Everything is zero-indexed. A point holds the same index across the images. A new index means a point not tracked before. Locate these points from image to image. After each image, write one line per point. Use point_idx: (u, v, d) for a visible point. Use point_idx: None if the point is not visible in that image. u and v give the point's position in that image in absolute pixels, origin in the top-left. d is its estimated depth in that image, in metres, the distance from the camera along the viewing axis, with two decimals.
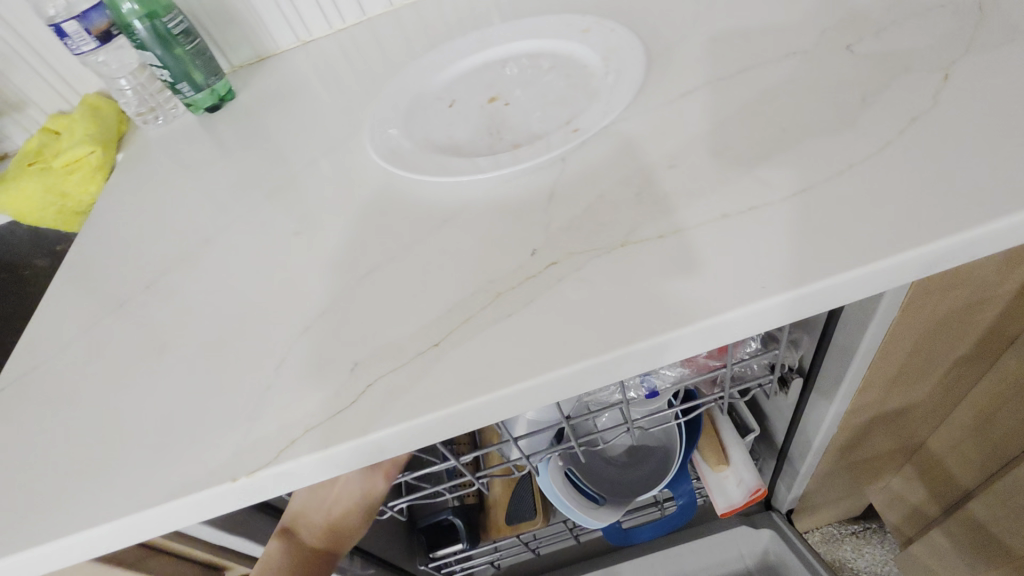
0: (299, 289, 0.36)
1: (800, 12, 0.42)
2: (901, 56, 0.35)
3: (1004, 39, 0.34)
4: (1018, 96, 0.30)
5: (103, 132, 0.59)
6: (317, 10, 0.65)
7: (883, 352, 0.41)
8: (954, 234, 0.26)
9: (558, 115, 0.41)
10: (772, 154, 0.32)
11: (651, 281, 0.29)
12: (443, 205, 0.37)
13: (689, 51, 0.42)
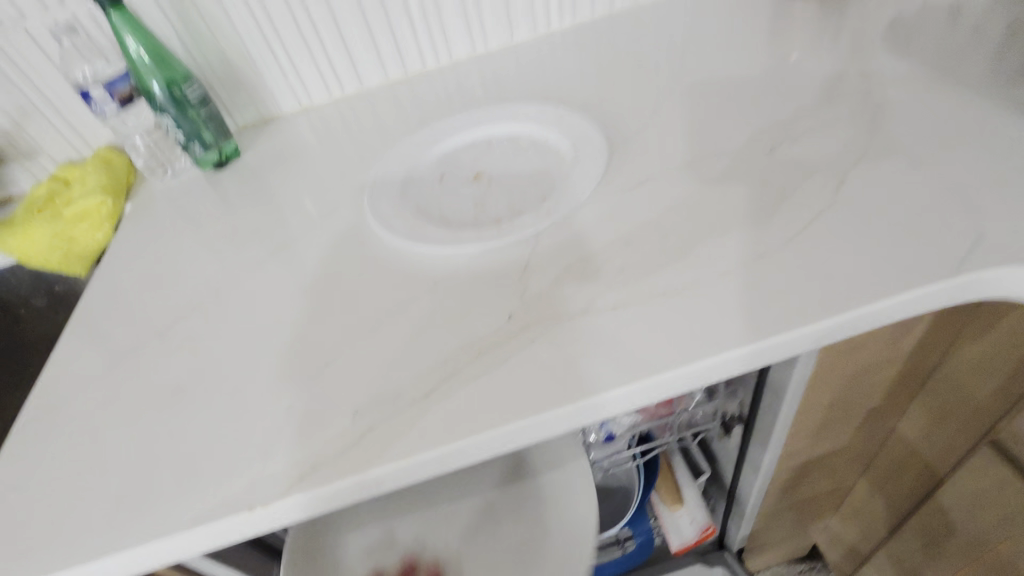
0: (306, 340, 0.41)
1: (733, 117, 0.50)
2: (810, 161, 0.44)
3: (886, 154, 0.42)
4: (893, 202, 0.39)
5: (114, 183, 0.64)
6: (318, 80, 0.73)
7: (805, 405, 0.48)
8: (841, 315, 0.34)
9: (533, 194, 0.48)
10: (706, 240, 0.40)
11: (607, 345, 0.35)
12: (433, 271, 0.43)
13: (642, 144, 0.50)
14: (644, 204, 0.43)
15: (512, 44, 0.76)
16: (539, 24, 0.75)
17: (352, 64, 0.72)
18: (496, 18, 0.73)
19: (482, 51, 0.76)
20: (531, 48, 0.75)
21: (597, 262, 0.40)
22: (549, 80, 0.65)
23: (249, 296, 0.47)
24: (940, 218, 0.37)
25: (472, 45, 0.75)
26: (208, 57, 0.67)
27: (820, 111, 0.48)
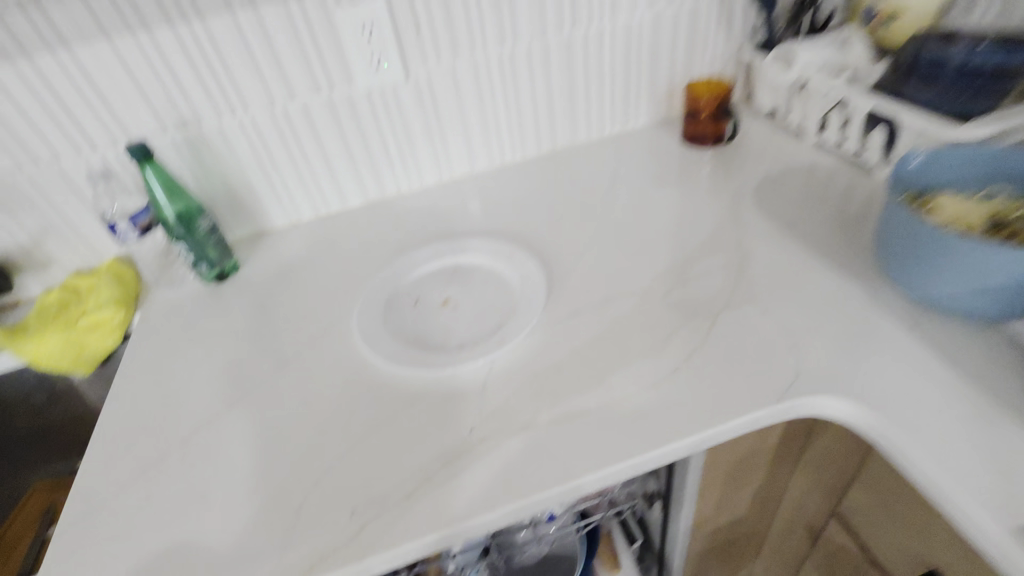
0: (308, 448, 0.52)
1: (642, 260, 0.66)
2: (695, 302, 0.59)
3: (747, 299, 0.58)
4: (748, 340, 0.54)
5: (122, 298, 0.73)
6: (308, 202, 0.85)
7: (704, 487, 0.61)
8: (708, 431, 0.47)
9: (490, 321, 0.62)
10: (618, 368, 0.53)
11: (544, 454, 0.47)
12: (411, 389, 0.55)
13: (574, 280, 0.65)
14: (575, 334, 0.57)
15: (473, 172, 0.92)
16: (496, 158, 0.92)
17: (339, 189, 0.86)
18: (461, 154, 0.89)
19: (449, 177, 0.91)
20: (490, 179, 0.91)
21: (539, 383, 0.53)
22: (505, 216, 0.81)
23: (259, 406, 0.57)
24: (777, 355, 0.52)
25: (441, 172, 0.90)
26: (214, 187, 0.79)
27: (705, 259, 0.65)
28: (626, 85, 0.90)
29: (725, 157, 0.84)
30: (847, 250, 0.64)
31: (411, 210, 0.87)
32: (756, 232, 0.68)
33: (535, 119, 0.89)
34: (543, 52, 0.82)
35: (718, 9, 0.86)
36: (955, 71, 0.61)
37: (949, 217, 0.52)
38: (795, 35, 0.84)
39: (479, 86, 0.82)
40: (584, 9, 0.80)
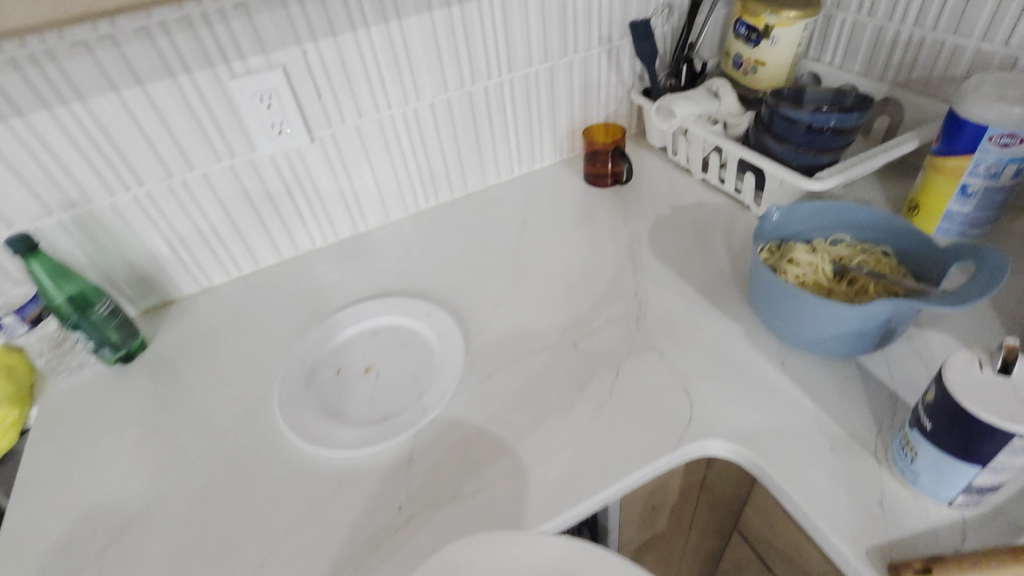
0: (236, 546, 0.52)
1: (553, 312, 0.71)
2: (601, 353, 0.64)
3: (645, 347, 0.64)
4: (648, 389, 0.60)
5: (20, 392, 0.69)
6: (217, 265, 0.83)
7: (623, 518, 0.67)
8: (617, 484, 0.52)
9: (411, 388, 0.64)
10: (535, 428, 0.57)
11: (469, 526, 0.50)
12: (337, 471, 0.56)
13: (490, 338, 0.68)
14: (495, 395, 0.61)
15: (389, 221, 0.93)
16: (410, 206, 0.93)
17: (250, 251, 0.84)
18: (373, 206, 0.90)
19: (364, 229, 0.92)
20: (405, 228, 0.92)
21: (463, 450, 0.56)
22: (423, 269, 0.84)
23: (180, 503, 0.56)
24: (673, 402, 0.58)
25: (356, 225, 0.90)
26: (112, 263, 0.75)
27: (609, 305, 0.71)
28: (529, 131, 0.95)
29: (624, 197, 0.91)
30: (730, 289, 0.72)
31: (328, 266, 0.87)
32: (653, 275, 0.75)
33: (445, 168, 0.92)
34: (447, 107, 0.85)
35: (607, 59, 0.92)
36: (804, 129, 0.70)
37: (803, 268, 0.60)
38: (676, 83, 0.92)
39: (386, 142, 0.84)
40: (483, 66, 0.83)
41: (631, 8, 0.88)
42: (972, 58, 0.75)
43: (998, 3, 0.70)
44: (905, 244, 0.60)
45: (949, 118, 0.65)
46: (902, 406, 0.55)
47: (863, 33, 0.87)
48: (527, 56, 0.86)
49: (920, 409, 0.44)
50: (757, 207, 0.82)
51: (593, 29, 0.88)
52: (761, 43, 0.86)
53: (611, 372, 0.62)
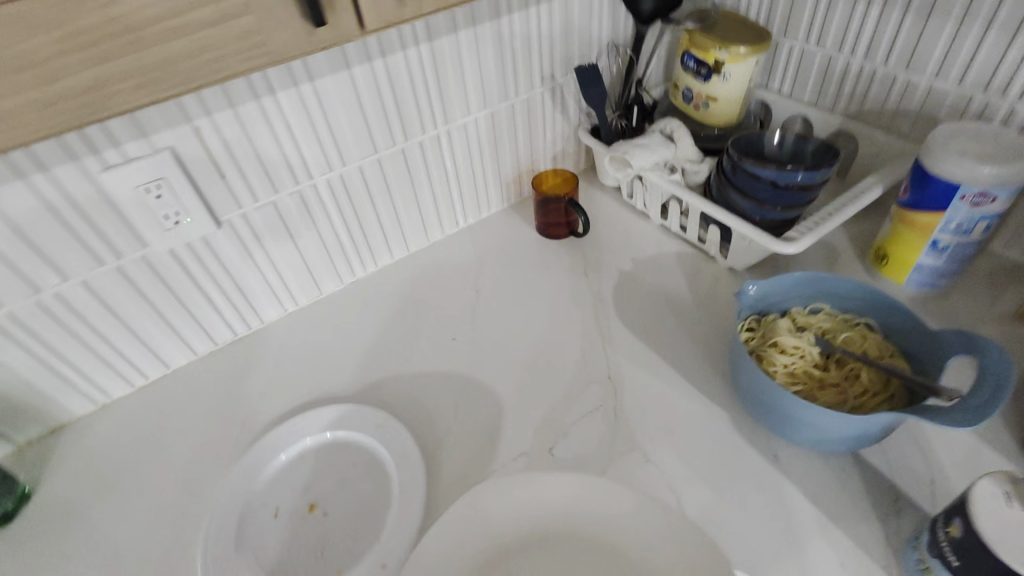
0: None
1: (519, 411, 0.65)
2: (578, 462, 0.59)
3: (624, 451, 0.59)
4: None
5: None
6: (117, 377, 0.70)
7: None
8: None
9: (367, 531, 0.57)
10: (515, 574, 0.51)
11: None
12: None
13: (450, 454, 0.62)
14: None
15: (323, 296, 0.82)
16: (346, 276, 0.82)
17: (158, 356, 0.72)
18: (303, 283, 0.79)
19: (295, 307, 0.80)
20: (344, 302, 0.82)
21: None
22: (371, 355, 0.75)
23: None
24: None
25: (285, 304, 0.79)
26: None
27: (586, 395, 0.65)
28: (473, 181, 0.86)
29: (582, 248, 0.85)
30: (707, 362, 0.68)
31: (258, 360, 0.76)
32: (625, 351, 0.70)
33: (382, 231, 0.81)
34: (379, 169, 0.74)
35: (551, 99, 0.84)
36: (769, 185, 0.66)
37: (789, 354, 0.56)
38: (626, 123, 0.84)
39: (311, 216, 0.72)
40: (416, 121, 0.73)
41: (572, 44, 0.80)
42: (925, 95, 0.72)
43: (950, 42, 0.67)
44: (890, 320, 0.57)
45: (917, 172, 0.62)
46: (905, 500, 0.53)
47: (811, 63, 0.83)
48: (464, 105, 0.76)
49: (942, 542, 0.43)
50: (723, 258, 0.77)
51: (534, 69, 0.79)
52: (712, 78, 0.80)
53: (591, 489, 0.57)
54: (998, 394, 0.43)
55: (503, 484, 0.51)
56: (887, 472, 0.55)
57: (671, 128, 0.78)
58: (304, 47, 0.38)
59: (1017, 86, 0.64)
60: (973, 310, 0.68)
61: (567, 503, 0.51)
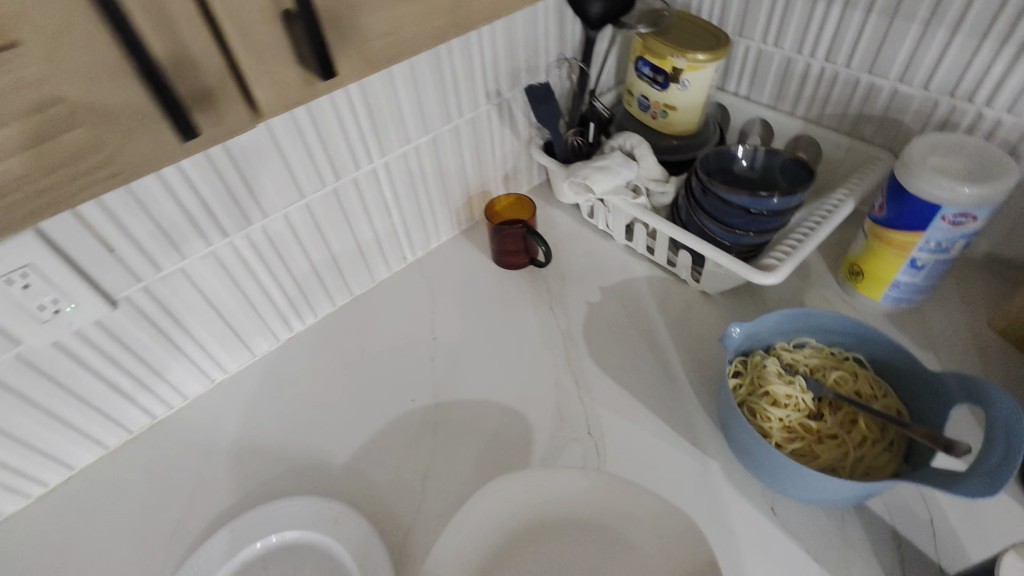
0: None
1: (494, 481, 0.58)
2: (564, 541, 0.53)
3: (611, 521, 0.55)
4: None
5: None
6: (8, 491, 0.59)
7: None
8: None
9: None
10: None
11: None
12: None
13: (422, 543, 0.55)
14: None
15: (256, 357, 0.72)
16: (281, 333, 0.73)
17: (59, 457, 0.60)
18: (230, 348, 0.68)
19: (223, 375, 0.70)
20: (282, 362, 0.72)
21: None
22: (320, 424, 0.66)
23: None
24: None
25: (211, 375, 0.68)
26: None
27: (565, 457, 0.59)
28: (418, 212, 0.77)
29: (544, 278, 0.78)
30: (690, 403, 0.63)
31: (185, 446, 0.65)
32: (603, 398, 0.64)
33: (318, 280, 0.72)
34: (307, 215, 0.64)
35: (498, 116, 0.76)
36: (742, 211, 0.60)
37: (783, 407, 0.52)
38: (582, 139, 0.78)
39: (231, 277, 0.62)
40: (346, 156, 0.63)
41: (518, 55, 0.72)
42: (889, 99, 0.69)
43: (916, 44, 0.63)
44: (880, 355, 0.54)
45: (895, 189, 0.58)
46: (907, 545, 0.51)
47: (769, 64, 0.78)
48: (401, 133, 0.67)
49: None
50: (695, 282, 0.73)
51: (476, 86, 0.70)
52: (669, 87, 0.74)
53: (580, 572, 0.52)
54: (1013, 456, 0.40)
55: (514, 483, 0.53)
56: (887, 516, 0.52)
57: (631, 144, 0.72)
58: (161, 161, 0.33)
59: (984, 91, 0.61)
60: (947, 321, 0.67)
61: (593, 499, 0.53)
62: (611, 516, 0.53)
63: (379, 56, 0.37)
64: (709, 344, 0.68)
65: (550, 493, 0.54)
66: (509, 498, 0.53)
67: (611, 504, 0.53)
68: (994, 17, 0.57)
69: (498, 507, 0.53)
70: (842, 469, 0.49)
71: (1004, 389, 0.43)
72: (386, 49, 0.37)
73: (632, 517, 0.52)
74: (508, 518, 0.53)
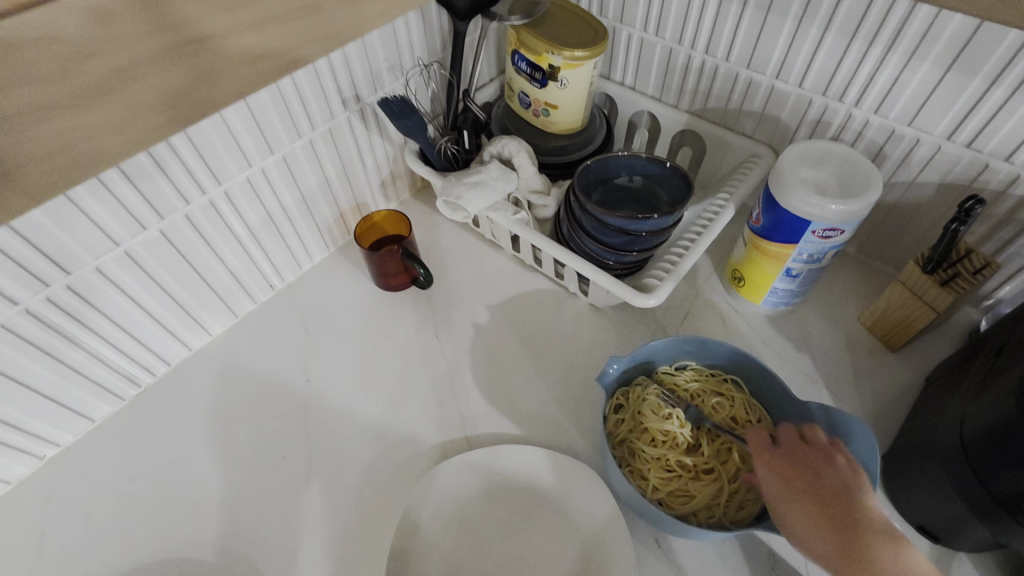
0: None
1: (379, 540, 0.56)
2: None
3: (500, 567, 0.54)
4: None
5: None
6: None
7: None
8: None
9: None
10: None
11: None
12: None
13: None
14: None
15: (98, 421, 0.63)
16: (127, 391, 0.64)
17: None
18: (59, 419, 0.59)
19: (57, 449, 0.61)
20: (131, 425, 0.63)
21: None
22: (182, 494, 0.59)
23: None
24: None
25: (41, 452, 0.59)
26: None
27: (454, 504, 0.56)
28: (281, 239, 0.68)
29: (430, 299, 0.72)
30: (579, 429, 0.61)
31: (12, 542, 0.56)
32: (492, 433, 0.61)
33: (163, 328, 0.62)
34: (130, 263, 0.55)
35: (360, 123, 0.67)
36: (616, 231, 0.58)
37: (660, 445, 0.52)
38: (458, 145, 0.71)
39: (39, 347, 0.52)
40: (168, 193, 0.53)
41: (377, 56, 0.63)
42: (767, 95, 0.67)
43: (790, 41, 0.61)
44: (754, 378, 0.53)
45: (767, 201, 0.57)
46: (782, 563, 0.52)
47: (652, 53, 0.73)
48: (239, 158, 0.57)
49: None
50: (584, 294, 0.69)
51: (328, 94, 0.61)
52: (548, 84, 0.68)
53: None
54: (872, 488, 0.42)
55: (477, 459, 0.57)
56: (762, 534, 0.53)
57: (509, 152, 0.66)
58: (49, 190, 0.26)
59: (854, 91, 0.60)
60: (822, 318, 0.69)
61: (542, 485, 0.57)
62: (568, 499, 0.56)
63: (45, 184, 0.26)
64: (599, 361, 0.66)
65: (513, 471, 0.57)
66: (464, 488, 0.57)
67: (560, 489, 0.56)
68: (863, 18, 0.55)
69: (459, 485, 0.57)
70: (717, 504, 0.50)
71: (864, 423, 0.45)
72: (57, 171, 0.26)
73: (584, 503, 0.55)
74: (468, 501, 0.56)
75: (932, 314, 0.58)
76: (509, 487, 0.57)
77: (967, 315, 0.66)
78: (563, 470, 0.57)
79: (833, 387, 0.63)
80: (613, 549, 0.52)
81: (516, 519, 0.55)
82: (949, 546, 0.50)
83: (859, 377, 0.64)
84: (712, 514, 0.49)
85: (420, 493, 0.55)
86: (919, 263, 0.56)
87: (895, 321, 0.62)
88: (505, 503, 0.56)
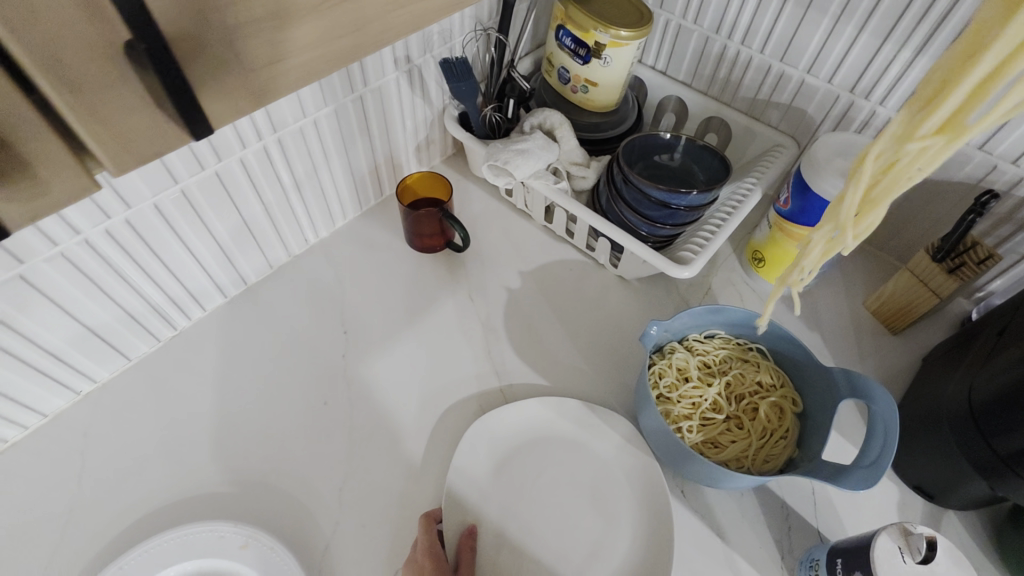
0: None
1: (419, 481, 0.58)
2: (502, 518, 0.55)
3: (533, 510, 0.56)
4: (576, 544, 0.54)
5: None
6: None
7: None
8: None
9: None
10: None
11: None
12: None
13: (343, 549, 0.54)
14: None
15: (134, 360, 0.63)
16: (162, 332, 0.64)
17: None
18: (98, 355, 0.59)
19: (92, 386, 0.61)
20: (165, 366, 0.63)
21: None
22: (222, 430, 0.60)
23: None
24: None
25: (77, 387, 0.59)
26: None
27: (496, 452, 0.58)
28: (321, 193, 0.69)
29: (462, 261, 0.75)
30: (607, 387, 0.65)
31: (51, 469, 0.57)
32: (525, 389, 0.64)
33: (203, 271, 0.62)
34: (186, 202, 0.55)
35: (408, 83, 0.68)
36: (657, 204, 0.61)
37: (685, 405, 0.57)
38: (500, 114, 0.73)
39: (87, 275, 0.52)
40: (229, 136, 0.54)
41: None
42: (796, 88, 0.71)
43: (825, 39, 0.65)
44: (780, 346, 0.58)
45: (798, 185, 0.61)
46: (794, 515, 0.56)
47: (688, 41, 0.76)
48: (297, 107, 0.58)
49: None
50: (613, 266, 0.73)
51: (383, 54, 0.62)
52: (591, 61, 0.70)
53: (508, 557, 0.54)
54: (882, 439, 0.45)
55: (513, 410, 0.60)
56: (778, 489, 0.58)
57: (551, 123, 0.69)
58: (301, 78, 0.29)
59: (880, 91, 0.64)
60: (831, 300, 0.74)
61: (574, 439, 0.60)
62: (599, 452, 0.59)
63: (271, 86, 0.28)
64: (626, 329, 0.69)
65: (546, 423, 0.60)
66: (501, 436, 0.59)
67: (593, 442, 0.59)
68: (899, 21, 0.58)
69: (498, 431, 0.59)
70: (746, 456, 0.55)
71: (882, 387, 0.48)
72: (273, 81, 0.28)
73: (613, 454, 0.59)
74: (506, 448, 0.59)
75: (935, 299, 0.63)
76: (541, 438, 0.60)
77: (960, 306, 0.71)
78: (594, 425, 0.60)
79: (838, 362, 0.69)
80: (640, 494, 0.56)
81: (549, 468, 0.58)
82: (942, 504, 0.56)
83: (864, 355, 0.69)
84: (742, 465, 0.55)
85: (465, 441, 0.58)
86: (929, 251, 0.62)
87: (899, 306, 0.68)
88: (540, 451, 0.59)
